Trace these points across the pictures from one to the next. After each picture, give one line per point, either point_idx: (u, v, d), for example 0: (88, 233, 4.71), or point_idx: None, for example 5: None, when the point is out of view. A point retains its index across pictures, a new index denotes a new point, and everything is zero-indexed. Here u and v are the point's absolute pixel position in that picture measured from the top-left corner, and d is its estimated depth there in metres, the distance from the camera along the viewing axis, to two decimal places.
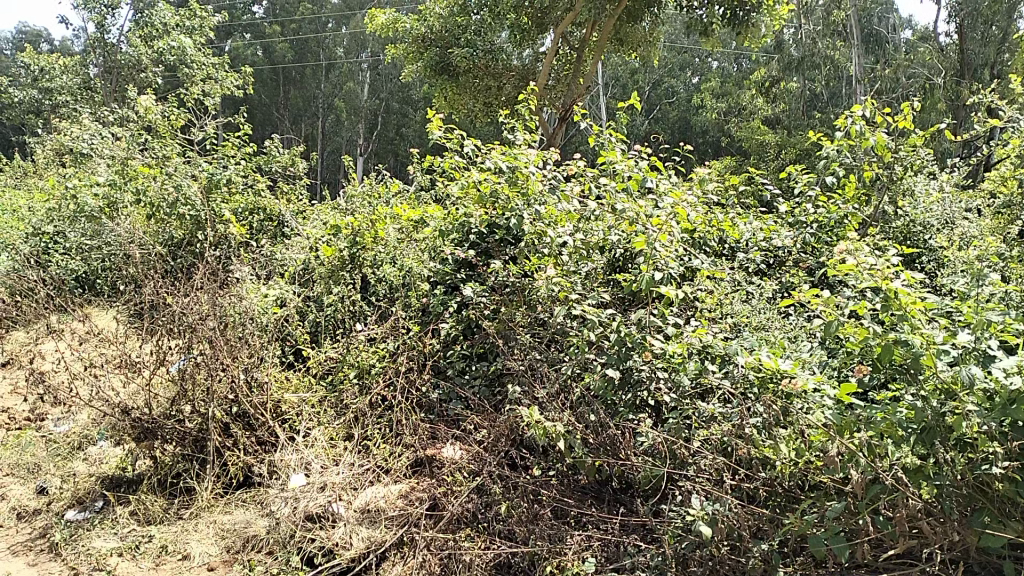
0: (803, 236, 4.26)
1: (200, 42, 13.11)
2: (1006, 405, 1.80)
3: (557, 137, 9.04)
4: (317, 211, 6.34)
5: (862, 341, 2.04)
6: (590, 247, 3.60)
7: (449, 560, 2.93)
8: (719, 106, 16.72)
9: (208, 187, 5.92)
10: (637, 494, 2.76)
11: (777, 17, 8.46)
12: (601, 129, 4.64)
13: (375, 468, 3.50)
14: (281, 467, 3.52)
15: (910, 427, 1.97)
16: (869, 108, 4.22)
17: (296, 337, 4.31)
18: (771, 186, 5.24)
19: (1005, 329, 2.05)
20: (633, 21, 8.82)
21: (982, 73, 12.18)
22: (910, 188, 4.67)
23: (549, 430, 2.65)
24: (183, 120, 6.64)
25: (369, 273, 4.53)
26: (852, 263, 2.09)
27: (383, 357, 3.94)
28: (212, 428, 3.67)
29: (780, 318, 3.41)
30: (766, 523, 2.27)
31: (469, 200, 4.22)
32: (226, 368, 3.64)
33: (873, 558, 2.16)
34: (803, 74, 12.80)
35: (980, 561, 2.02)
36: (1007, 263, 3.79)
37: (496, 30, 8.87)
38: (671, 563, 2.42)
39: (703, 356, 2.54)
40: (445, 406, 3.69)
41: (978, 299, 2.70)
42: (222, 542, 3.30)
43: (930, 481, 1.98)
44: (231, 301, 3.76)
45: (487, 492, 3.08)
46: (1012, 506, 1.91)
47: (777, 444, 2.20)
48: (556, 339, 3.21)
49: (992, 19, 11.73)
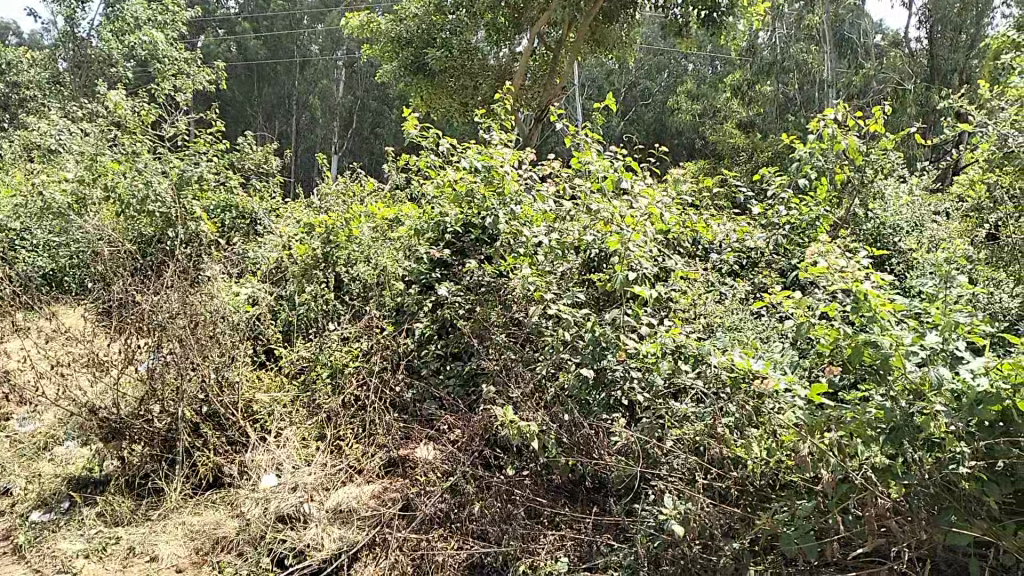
0: (776, 237, 4.31)
1: (172, 37, 12.96)
2: (973, 405, 1.85)
3: (534, 136, 9.10)
4: (291, 210, 6.31)
5: (833, 342, 2.07)
6: (566, 247, 3.58)
7: (422, 560, 2.93)
8: (694, 107, 16.82)
9: (179, 183, 5.82)
10: (611, 493, 2.78)
11: (751, 17, 8.51)
12: (577, 130, 4.63)
13: (348, 468, 3.53)
14: (252, 467, 3.55)
15: (880, 427, 1.98)
16: (842, 112, 4.26)
17: (269, 336, 4.26)
18: (744, 188, 5.28)
19: (975, 330, 2.06)
20: (610, 22, 8.85)
21: (952, 78, 12.41)
22: (881, 192, 4.73)
23: (523, 429, 2.62)
24: (154, 116, 6.53)
25: (343, 272, 4.44)
26: (824, 264, 2.13)
27: (357, 356, 3.91)
28: (183, 428, 3.65)
29: (753, 319, 3.42)
30: (737, 522, 2.29)
31: (444, 198, 4.27)
32: (197, 366, 3.61)
33: (844, 556, 2.18)
34: (776, 78, 12.95)
35: (947, 558, 2.06)
36: (976, 266, 3.86)
37: (474, 29, 8.74)
38: (643, 562, 2.44)
39: (677, 356, 2.54)
40: (420, 407, 3.70)
41: (946, 300, 2.74)
42: (191, 543, 3.24)
43: (898, 480, 1.98)
44: (201, 299, 3.71)
45: (461, 492, 3.06)
46: (978, 505, 1.93)
47: (748, 443, 2.25)
48: (530, 338, 3.23)
49: (964, 25, 12.17)
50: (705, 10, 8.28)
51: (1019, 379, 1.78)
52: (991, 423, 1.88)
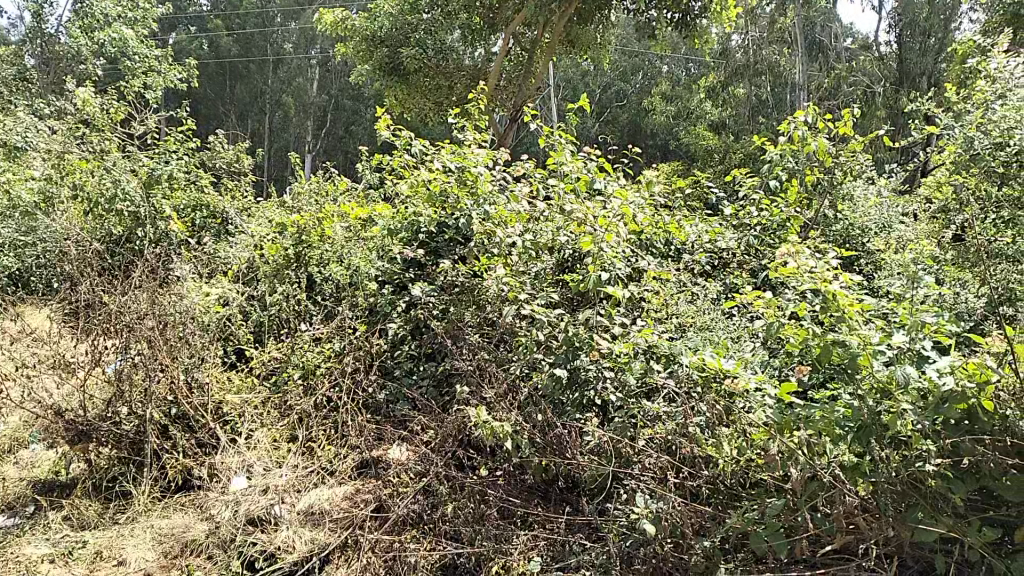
0: (746, 238, 4.38)
1: (143, 34, 12.79)
2: (938, 403, 1.89)
3: (509, 136, 9.08)
4: (263, 209, 6.25)
5: (802, 342, 2.10)
6: (540, 247, 3.60)
7: (394, 562, 2.91)
8: (668, 109, 16.94)
9: (148, 182, 5.74)
10: (584, 493, 2.74)
11: (724, 20, 8.60)
12: (551, 131, 4.63)
13: (319, 470, 3.46)
14: (222, 469, 3.51)
15: (848, 425, 2.03)
16: (812, 114, 4.35)
17: (240, 336, 4.22)
18: (716, 189, 5.33)
19: (940, 330, 2.11)
20: (584, 23, 8.79)
21: (920, 82, 12.53)
22: (851, 193, 4.81)
23: (496, 430, 2.63)
24: (123, 114, 6.44)
25: (316, 271, 4.41)
26: (794, 264, 2.15)
27: (330, 356, 3.88)
28: (151, 429, 3.61)
29: (724, 319, 3.44)
30: (708, 520, 2.29)
31: (418, 199, 4.26)
32: (165, 368, 3.56)
33: (813, 554, 2.20)
34: (748, 81, 13.11)
35: (914, 555, 2.09)
36: (942, 267, 3.93)
37: (448, 29, 8.81)
38: (615, 561, 2.44)
39: (649, 356, 2.59)
40: (392, 408, 3.65)
41: (913, 300, 2.78)
42: (159, 547, 3.17)
43: (866, 478, 2.04)
44: (171, 299, 3.66)
45: (434, 492, 3.04)
46: (944, 502, 1.97)
47: (719, 443, 2.27)
48: (504, 339, 3.24)
49: (931, 31, 12.38)
50: (678, 13, 8.36)
51: (984, 378, 1.85)
52: (956, 421, 1.92)
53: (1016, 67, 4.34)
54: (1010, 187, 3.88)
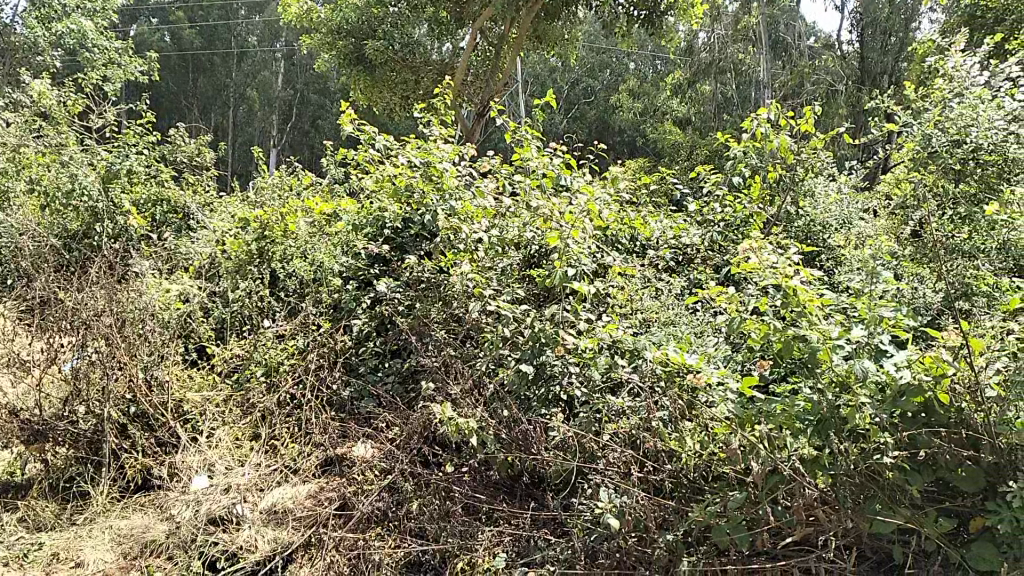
0: (710, 234, 4.40)
1: (101, 25, 12.47)
2: (895, 397, 1.94)
3: (477, 131, 9.03)
4: (225, 203, 6.16)
5: (763, 337, 2.09)
6: (506, 243, 3.56)
7: (359, 560, 2.90)
8: (635, 106, 17.02)
9: (106, 177, 5.61)
10: (548, 488, 2.73)
11: (689, 17, 8.65)
12: (517, 126, 4.61)
13: (282, 469, 3.40)
14: (182, 468, 3.44)
15: (808, 419, 2.04)
16: (773, 111, 4.42)
17: (201, 333, 4.15)
18: (681, 185, 5.36)
19: (897, 324, 2.12)
20: (551, 19, 8.81)
21: (881, 81, 12.87)
22: (811, 189, 4.87)
23: (462, 426, 2.60)
24: (81, 106, 6.29)
25: (279, 267, 4.34)
26: (756, 260, 2.15)
27: (293, 353, 3.80)
28: (109, 429, 3.53)
29: (688, 314, 3.46)
30: (671, 514, 2.31)
31: (384, 194, 4.19)
32: (123, 366, 3.51)
33: (773, 545, 2.21)
34: (714, 79, 13.23)
35: (873, 546, 2.12)
36: (900, 262, 3.99)
37: (414, 23, 8.63)
38: (579, 556, 2.43)
39: (613, 351, 2.59)
40: (357, 404, 3.62)
41: (872, 295, 2.81)
42: (119, 548, 3.11)
43: (826, 471, 2.04)
44: (129, 296, 3.62)
45: (399, 489, 3.01)
46: (901, 494, 2.03)
47: (682, 436, 2.29)
48: (470, 335, 3.24)
49: (892, 30, 12.70)
50: (645, 9, 8.39)
51: (939, 371, 1.92)
52: (913, 414, 1.97)
53: (972, 66, 4.41)
54: (966, 184, 3.99)
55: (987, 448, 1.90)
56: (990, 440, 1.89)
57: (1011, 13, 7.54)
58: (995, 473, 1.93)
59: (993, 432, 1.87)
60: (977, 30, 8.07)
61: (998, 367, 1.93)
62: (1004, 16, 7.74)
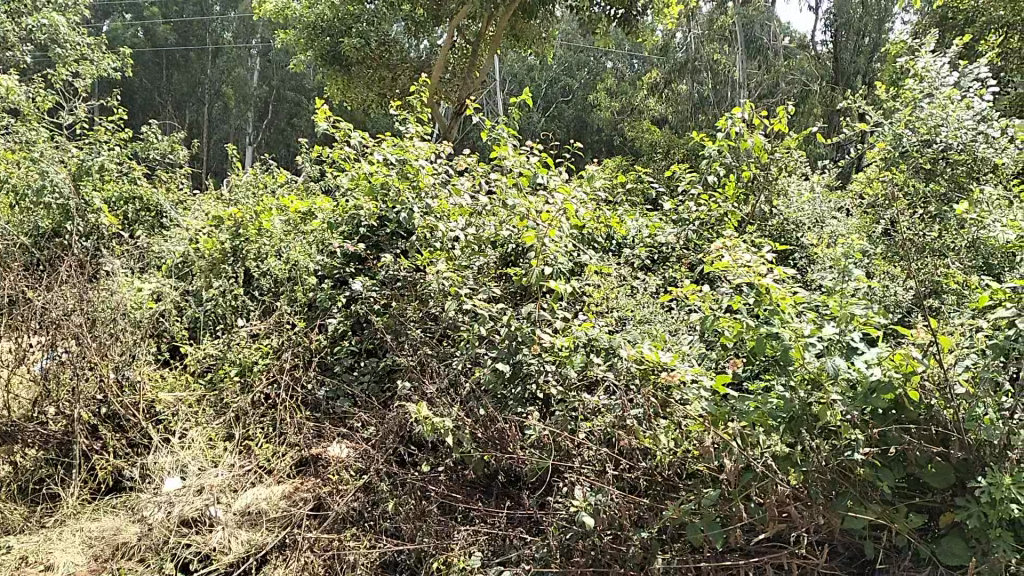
0: (685, 233, 4.41)
1: (72, 21, 12.18)
2: (867, 393, 1.97)
3: (453, 130, 8.98)
4: (200, 202, 6.09)
5: (736, 334, 2.10)
6: (483, 241, 3.61)
7: (333, 561, 2.85)
8: (612, 105, 17.04)
9: (78, 174, 5.53)
10: (525, 486, 2.77)
11: (664, 16, 8.72)
12: (494, 125, 4.60)
13: (257, 469, 3.36)
14: (154, 470, 3.37)
15: (780, 416, 2.05)
16: (748, 111, 4.45)
17: (173, 333, 4.10)
18: (657, 185, 5.38)
19: (868, 321, 2.16)
20: (529, 18, 8.74)
21: (855, 81, 12.87)
22: (785, 188, 4.87)
23: (438, 425, 2.56)
24: (51, 103, 6.20)
25: (253, 265, 4.30)
26: (728, 257, 2.14)
27: (267, 353, 3.75)
28: (79, 430, 3.47)
29: (663, 312, 3.46)
30: (646, 511, 2.30)
31: (359, 191, 4.15)
32: (94, 366, 3.50)
33: (746, 542, 2.21)
34: (691, 78, 13.31)
35: (844, 542, 2.14)
36: (872, 261, 4.03)
37: (391, 20, 8.78)
38: (555, 555, 2.43)
39: (589, 350, 2.55)
40: (332, 404, 3.60)
41: (844, 294, 2.83)
42: (89, 551, 3.02)
43: (798, 467, 2.05)
44: (101, 298, 3.65)
45: (374, 490, 2.99)
46: (873, 490, 2.05)
47: (656, 434, 2.26)
48: (447, 334, 3.22)
49: (865, 31, 12.71)
50: (622, 9, 8.39)
51: (909, 368, 1.93)
52: (882, 411, 2.01)
53: (942, 66, 4.45)
54: (937, 183, 4.04)
55: (955, 443, 1.93)
56: (958, 436, 1.92)
57: (983, 14, 7.64)
58: (964, 469, 1.97)
59: (961, 428, 1.90)
60: (948, 31, 8.15)
61: (967, 364, 1.95)
62: (975, 18, 7.83)
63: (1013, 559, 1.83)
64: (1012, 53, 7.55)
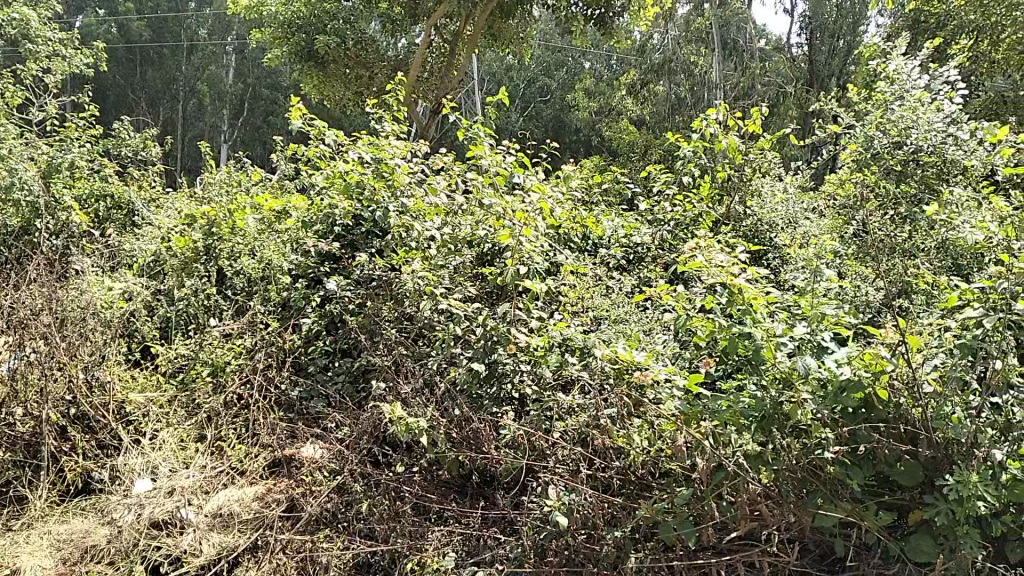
0: (660, 232, 4.42)
1: (44, 15, 11.95)
2: (837, 393, 1.99)
3: (430, 129, 8.92)
4: (172, 200, 6.01)
5: (709, 334, 2.10)
6: (458, 241, 3.60)
7: (307, 563, 2.81)
8: (590, 105, 17.07)
9: (47, 171, 5.43)
10: (500, 486, 2.76)
11: (640, 18, 8.75)
12: (470, 124, 4.58)
13: (229, 470, 3.30)
14: (123, 471, 3.30)
15: (752, 415, 2.07)
16: (722, 112, 4.47)
17: (145, 333, 4.04)
18: (633, 185, 5.40)
19: (839, 321, 2.17)
20: (506, 17, 8.73)
21: (829, 83, 13.34)
22: (758, 189, 4.89)
23: (412, 426, 2.53)
24: (20, 98, 6.09)
25: (226, 265, 4.24)
26: (702, 258, 2.14)
27: (240, 353, 3.71)
28: (48, 431, 3.42)
29: (637, 311, 3.46)
30: (619, 510, 2.31)
31: (334, 190, 4.11)
32: (63, 366, 3.46)
33: (719, 540, 2.22)
34: (668, 79, 13.37)
35: (816, 539, 2.15)
36: (844, 261, 4.07)
37: (367, 18, 8.73)
38: (529, 555, 2.39)
39: (564, 349, 2.59)
40: (306, 405, 3.57)
41: (815, 293, 2.85)
42: (57, 554, 2.96)
43: (770, 466, 2.06)
44: (70, 297, 3.63)
45: (348, 491, 2.97)
46: (842, 489, 2.06)
47: (630, 433, 2.25)
48: (422, 334, 3.21)
49: (840, 33, 13.04)
50: (599, 9, 8.41)
51: (879, 367, 1.94)
52: (853, 410, 2.03)
53: (913, 70, 4.48)
54: (907, 185, 4.07)
55: (924, 442, 1.96)
56: (927, 435, 1.95)
57: (953, 18, 7.75)
58: (932, 467, 1.99)
59: (929, 426, 1.93)
60: (920, 34, 8.22)
61: (936, 363, 1.97)
62: (946, 22, 7.92)
63: (979, 556, 1.85)
64: (981, 56, 7.64)
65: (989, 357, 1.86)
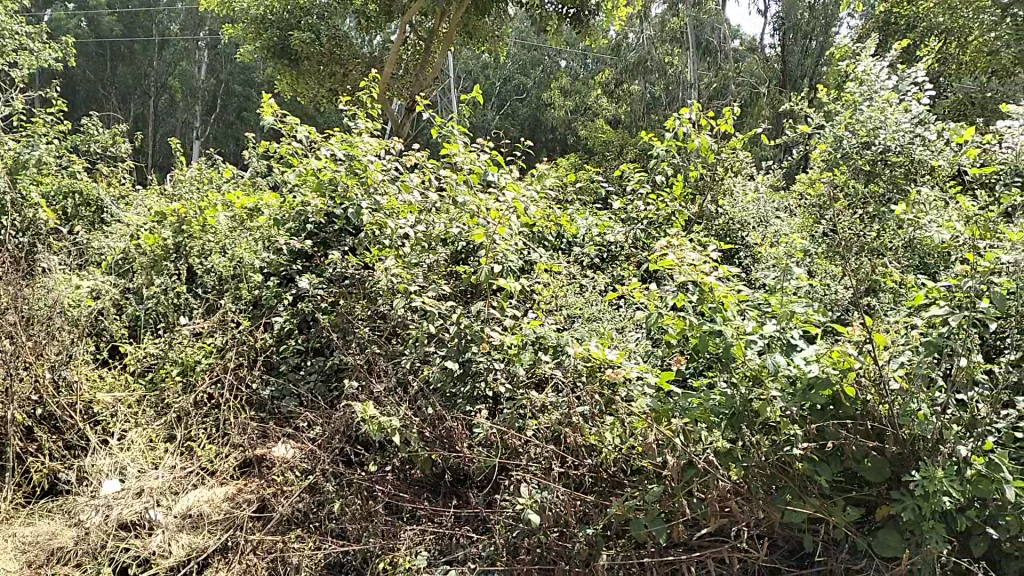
0: (634, 231, 4.45)
1: (11, 9, 11.73)
2: (806, 389, 2.00)
3: (405, 126, 8.87)
4: (143, 197, 5.93)
5: (680, 331, 2.12)
6: (432, 239, 3.53)
7: (278, 563, 2.79)
8: (566, 103, 17.09)
9: (13, 168, 5.33)
10: (473, 485, 2.76)
11: (615, 17, 8.77)
12: (444, 121, 4.57)
13: (199, 470, 3.28)
14: (91, 472, 3.25)
15: (722, 412, 2.09)
16: (695, 112, 4.49)
17: (113, 333, 3.98)
18: (608, 184, 5.41)
19: (808, 319, 2.20)
20: (480, 15, 8.70)
21: (801, 83, 13.56)
22: (730, 188, 4.94)
23: (384, 425, 2.50)
24: None
25: (196, 263, 4.19)
26: (673, 256, 2.14)
27: (210, 352, 3.67)
28: (12, 432, 3.36)
29: (611, 310, 3.47)
30: (591, 508, 2.30)
31: (307, 188, 4.08)
32: (29, 366, 3.40)
33: (689, 536, 2.23)
34: (643, 78, 13.43)
35: (785, 535, 2.17)
36: (814, 260, 4.11)
37: (342, 15, 8.66)
38: (501, 552, 2.40)
39: (538, 347, 2.60)
40: (278, 404, 3.54)
41: (784, 290, 2.87)
42: (22, 556, 2.89)
43: (739, 463, 2.07)
44: (38, 294, 3.58)
45: (320, 490, 2.95)
46: (811, 484, 2.07)
47: (602, 432, 2.26)
48: (396, 332, 3.19)
49: (811, 35, 13.24)
50: (573, 8, 8.41)
51: (847, 364, 1.98)
52: (821, 406, 2.04)
53: (881, 71, 4.55)
54: (875, 184, 4.11)
55: (891, 438, 1.97)
56: (893, 431, 1.96)
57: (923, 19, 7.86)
58: (899, 463, 2.01)
59: (896, 423, 1.94)
60: (891, 36, 8.32)
61: (902, 361, 1.98)
62: (916, 23, 8.01)
63: (944, 550, 1.86)
64: (950, 58, 7.75)
65: (954, 354, 1.90)
